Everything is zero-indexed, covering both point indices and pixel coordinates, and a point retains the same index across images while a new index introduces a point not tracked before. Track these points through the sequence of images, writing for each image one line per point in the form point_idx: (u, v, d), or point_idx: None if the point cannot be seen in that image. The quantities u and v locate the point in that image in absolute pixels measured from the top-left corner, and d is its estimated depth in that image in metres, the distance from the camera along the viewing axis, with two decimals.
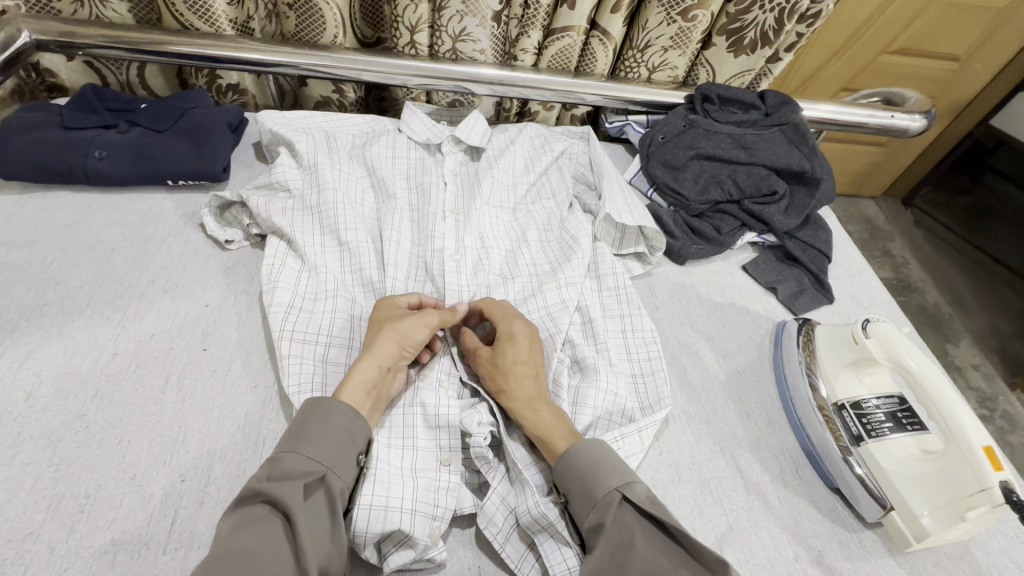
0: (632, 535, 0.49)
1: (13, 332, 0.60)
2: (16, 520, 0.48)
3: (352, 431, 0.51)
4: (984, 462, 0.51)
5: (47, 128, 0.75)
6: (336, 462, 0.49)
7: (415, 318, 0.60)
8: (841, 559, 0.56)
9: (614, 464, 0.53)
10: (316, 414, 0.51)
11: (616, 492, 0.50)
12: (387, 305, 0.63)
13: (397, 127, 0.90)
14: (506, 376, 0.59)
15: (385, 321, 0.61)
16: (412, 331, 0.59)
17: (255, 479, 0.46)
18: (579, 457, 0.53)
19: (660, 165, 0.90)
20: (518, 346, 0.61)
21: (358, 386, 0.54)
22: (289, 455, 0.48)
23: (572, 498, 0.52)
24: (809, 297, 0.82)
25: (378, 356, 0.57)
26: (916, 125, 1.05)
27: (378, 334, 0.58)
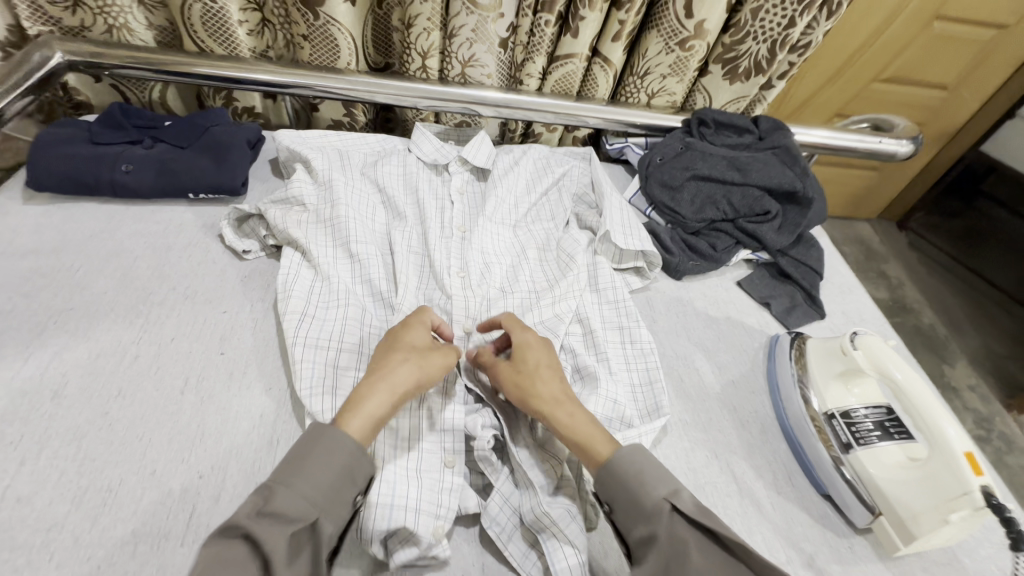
0: (685, 546, 0.50)
1: (41, 334, 0.63)
2: (43, 511, 0.50)
3: (351, 472, 0.51)
4: (966, 468, 0.53)
5: (77, 144, 0.79)
6: (328, 506, 0.48)
7: (438, 353, 0.60)
8: (831, 562, 0.58)
9: (655, 469, 0.55)
10: (319, 448, 0.50)
11: (663, 501, 0.52)
12: (411, 333, 0.62)
13: (407, 147, 0.94)
14: (530, 379, 0.60)
15: (407, 349, 0.60)
16: (433, 364, 0.59)
17: (242, 516, 0.45)
18: (622, 461, 0.54)
19: (658, 185, 0.94)
20: (537, 351, 0.63)
21: (369, 419, 0.54)
22: (283, 491, 0.47)
23: (617, 507, 0.54)
24: (801, 312, 0.85)
25: (394, 389, 0.56)
26: (903, 150, 1.10)
27: (399, 365, 0.58)
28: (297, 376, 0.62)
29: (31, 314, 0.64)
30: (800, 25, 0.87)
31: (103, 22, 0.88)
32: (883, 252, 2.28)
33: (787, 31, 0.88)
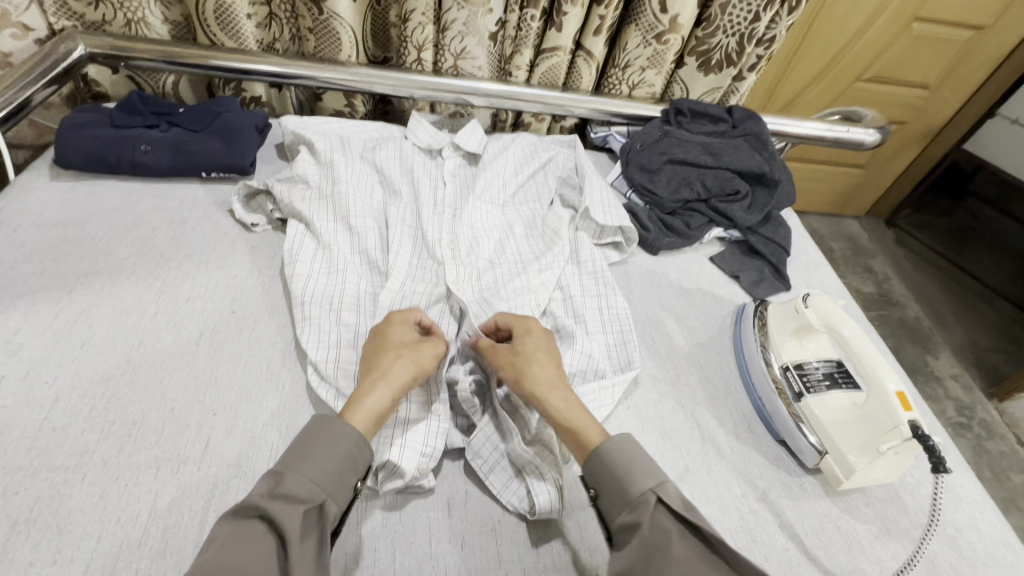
0: (667, 535, 0.51)
1: (69, 292, 0.70)
2: (75, 438, 0.56)
3: (355, 458, 0.52)
4: (896, 404, 0.59)
5: (99, 126, 0.86)
6: (334, 489, 0.50)
7: (429, 349, 0.63)
8: (783, 497, 0.64)
9: (644, 460, 0.56)
10: (325, 434, 0.52)
11: (650, 493, 0.53)
12: (399, 330, 0.64)
13: (403, 134, 1.00)
14: (532, 365, 0.63)
15: (399, 346, 0.62)
16: (426, 362, 0.62)
17: (257, 496, 0.47)
18: (615, 440, 0.56)
19: (638, 169, 1.01)
20: (535, 338, 0.66)
21: (369, 413, 0.56)
22: (293, 474, 0.49)
23: (603, 494, 0.55)
24: (767, 284, 0.92)
25: (394, 385, 0.58)
26: (870, 139, 1.17)
27: (396, 362, 0.60)
28: (302, 331, 0.68)
29: (59, 275, 0.71)
30: (765, 20, 0.94)
31: (123, 16, 0.95)
32: (872, 247, 2.25)
33: (753, 24, 0.95)
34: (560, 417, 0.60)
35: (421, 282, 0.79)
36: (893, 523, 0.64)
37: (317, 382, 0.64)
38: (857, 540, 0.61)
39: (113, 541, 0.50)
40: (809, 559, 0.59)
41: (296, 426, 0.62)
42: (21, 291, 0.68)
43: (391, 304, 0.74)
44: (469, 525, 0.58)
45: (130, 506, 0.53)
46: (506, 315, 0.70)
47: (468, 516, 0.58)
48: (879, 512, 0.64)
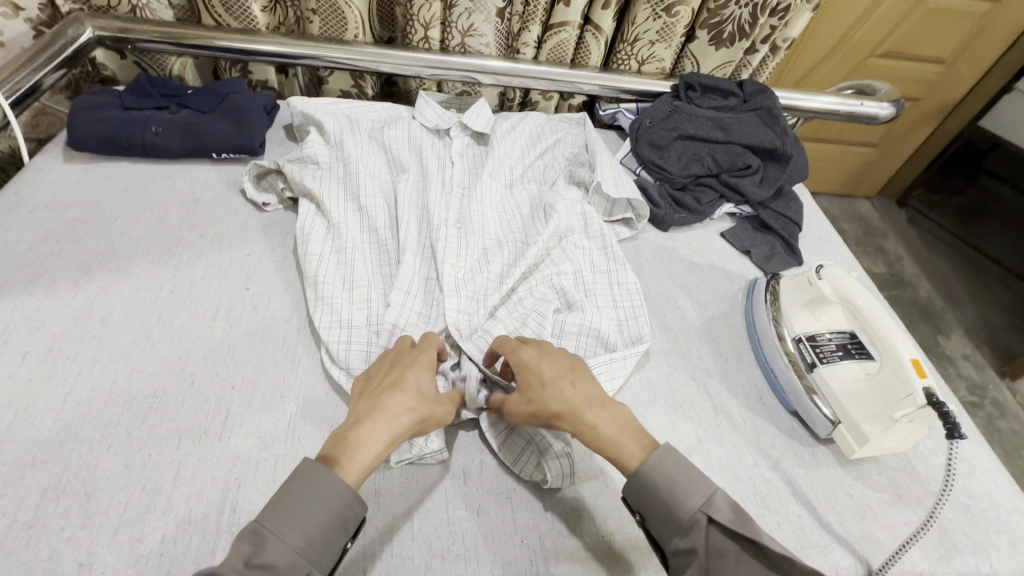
0: (723, 555, 0.48)
1: (87, 271, 0.71)
2: (99, 411, 0.58)
3: (345, 521, 0.47)
4: (910, 371, 0.59)
5: (109, 109, 0.86)
6: (319, 555, 0.46)
7: (445, 407, 0.57)
8: (796, 466, 0.65)
9: (688, 479, 0.51)
10: (314, 493, 0.47)
11: (699, 513, 0.50)
12: (423, 374, 0.57)
13: (411, 113, 0.99)
14: (548, 399, 0.57)
15: (418, 394, 0.55)
16: (439, 417, 0.56)
17: (231, 569, 0.42)
18: (657, 479, 0.51)
19: (647, 145, 0.99)
20: (535, 369, 0.59)
21: (366, 467, 0.50)
22: (275, 539, 0.44)
23: (650, 518, 0.52)
24: (779, 259, 0.92)
25: (396, 440, 0.52)
26: (885, 112, 1.15)
27: (408, 406, 0.54)
28: (316, 309, 0.69)
29: (77, 255, 0.72)
30: None
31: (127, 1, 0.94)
32: (882, 227, 2.22)
33: None
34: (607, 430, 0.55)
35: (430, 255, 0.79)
36: (906, 491, 0.64)
37: (330, 362, 0.65)
38: (870, 507, 0.62)
39: (140, 508, 0.52)
40: (822, 526, 0.60)
41: (314, 398, 0.63)
42: (40, 269, 0.69)
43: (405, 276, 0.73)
44: (485, 494, 0.59)
45: (155, 474, 0.54)
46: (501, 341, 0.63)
47: (484, 485, 0.59)
48: (892, 481, 0.65)
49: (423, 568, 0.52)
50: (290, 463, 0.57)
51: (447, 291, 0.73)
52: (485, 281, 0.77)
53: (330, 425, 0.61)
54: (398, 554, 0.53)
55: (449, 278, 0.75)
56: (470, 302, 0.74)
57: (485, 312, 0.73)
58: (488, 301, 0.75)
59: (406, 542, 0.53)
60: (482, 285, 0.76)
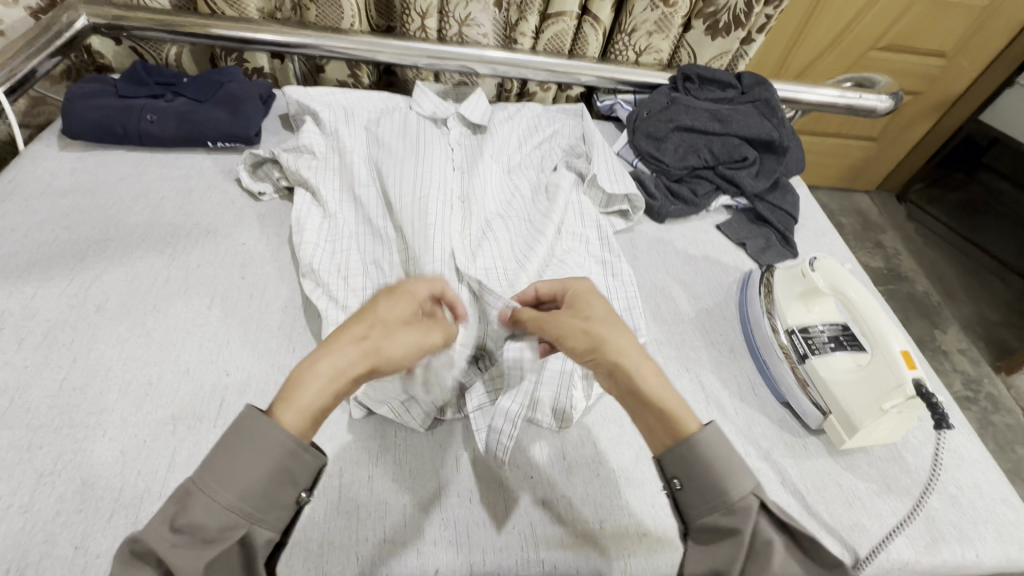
0: (768, 543, 0.46)
1: (82, 259, 0.71)
2: (94, 397, 0.58)
3: (290, 471, 0.44)
4: (901, 362, 0.60)
5: (104, 96, 0.85)
6: (257, 510, 0.43)
7: (408, 331, 0.52)
8: (786, 456, 0.66)
9: (733, 457, 0.49)
10: (244, 440, 0.44)
11: (751, 498, 0.48)
12: (384, 305, 0.53)
13: (407, 104, 0.98)
14: (610, 328, 0.55)
15: (376, 324, 0.51)
16: (399, 347, 0.51)
17: (155, 532, 0.40)
18: (708, 449, 0.48)
19: (644, 137, 0.99)
20: (599, 301, 0.59)
21: (306, 409, 0.46)
22: (204, 499, 0.41)
23: (691, 489, 0.49)
24: (774, 251, 0.92)
25: (343, 372, 0.48)
26: (883, 105, 1.14)
27: (357, 345, 0.49)
28: (311, 298, 0.69)
29: (72, 243, 0.72)
30: None
31: None
32: (880, 222, 2.21)
33: None
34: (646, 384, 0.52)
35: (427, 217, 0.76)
36: (895, 481, 0.65)
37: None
38: (858, 497, 0.63)
39: (135, 493, 0.52)
40: (810, 514, 0.60)
41: None
42: (35, 257, 0.70)
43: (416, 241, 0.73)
44: (477, 481, 0.59)
45: (149, 460, 0.55)
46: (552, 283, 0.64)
47: (477, 473, 0.60)
48: (881, 471, 0.65)
49: (415, 553, 0.53)
50: None
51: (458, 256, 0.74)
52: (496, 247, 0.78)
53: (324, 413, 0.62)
54: (391, 539, 0.53)
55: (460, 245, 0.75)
56: (485, 268, 0.75)
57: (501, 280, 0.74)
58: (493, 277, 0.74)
59: (399, 528, 0.54)
60: (493, 252, 0.77)
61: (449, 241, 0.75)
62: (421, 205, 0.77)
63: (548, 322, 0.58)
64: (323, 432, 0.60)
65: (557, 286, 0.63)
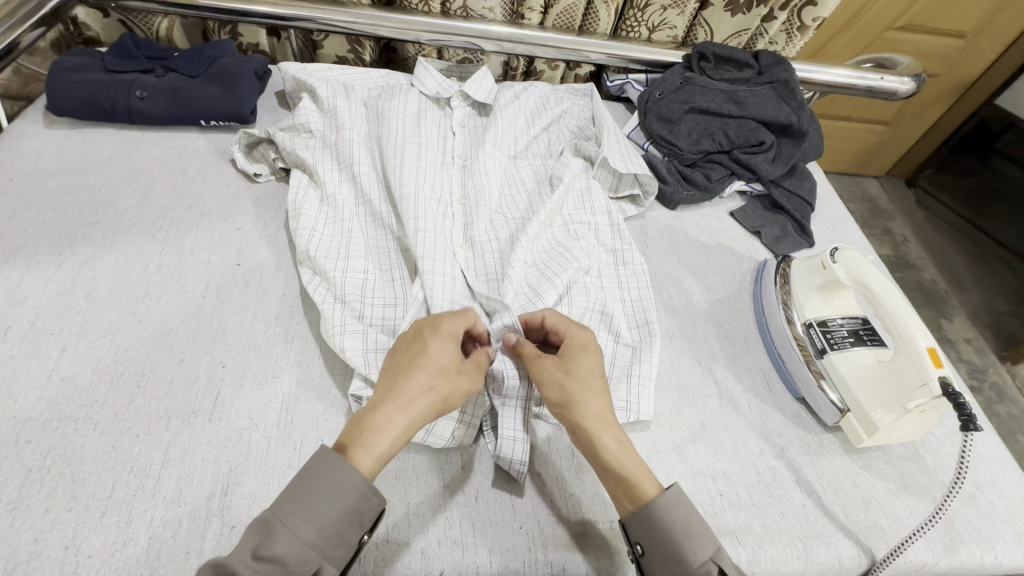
0: None
1: (71, 243, 0.68)
2: (84, 389, 0.56)
3: (361, 513, 0.45)
4: (926, 360, 0.57)
5: (91, 71, 0.81)
6: (331, 548, 0.44)
7: (466, 375, 0.53)
8: (801, 454, 0.63)
9: (696, 522, 0.49)
10: (329, 478, 0.45)
11: (710, 563, 0.47)
12: (443, 348, 0.53)
13: (409, 82, 0.93)
14: (586, 389, 0.54)
15: (436, 370, 0.51)
16: (461, 391, 0.52)
17: (237, 559, 0.40)
18: (666, 514, 0.48)
19: (656, 119, 0.95)
20: (592, 355, 0.57)
21: (379, 456, 0.47)
22: (285, 530, 0.42)
23: (652, 553, 0.48)
24: (790, 240, 0.89)
25: (410, 427, 0.49)
26: (905, 88, 1.10)
27: (423, 392, 0.50)
28: (309, 287, 0.66)
29: (60, 226, 0.69)
30: None
31: None
32: (890, 209, 2.17)
33: None
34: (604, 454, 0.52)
35: (431, 219, 0.73)
36: (913, 481, 0.63)
37: (335, 330, 0.60)
38: (875, 496, 0.61)
39: (127, 490, 0.50)
40: (826, 515, 0.59)
41: (308, 379, 0.61)
42: (21, 241, 0.67)
43: (414, 242, 0.69)
44: (484, 479, 0.57)
45: (143, 455, 0.52)
46: (558, 316, 0.61)
47: (483, 470, 0.58)
48: (899, 470, 0.63)
49: (420, 553, 0.51)
50: (282, 446, 0.56)
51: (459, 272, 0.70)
52: (499, 253, 0.74)
53: (324, 406, 0.59)
54: (395, 539, 0.51)
55: (462, 258, 0.72)
56: (488, 276, 0.71)
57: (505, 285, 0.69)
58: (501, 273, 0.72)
59: (403, 527, 0.52)
60: (496, 260, 0.73)
61: (451, 252, 0.71)
62: (422, 208, 0.73)
63: (535, 360, 0.57)
64: (324, 427, 0.58)
65: (561, 322, 0.61)
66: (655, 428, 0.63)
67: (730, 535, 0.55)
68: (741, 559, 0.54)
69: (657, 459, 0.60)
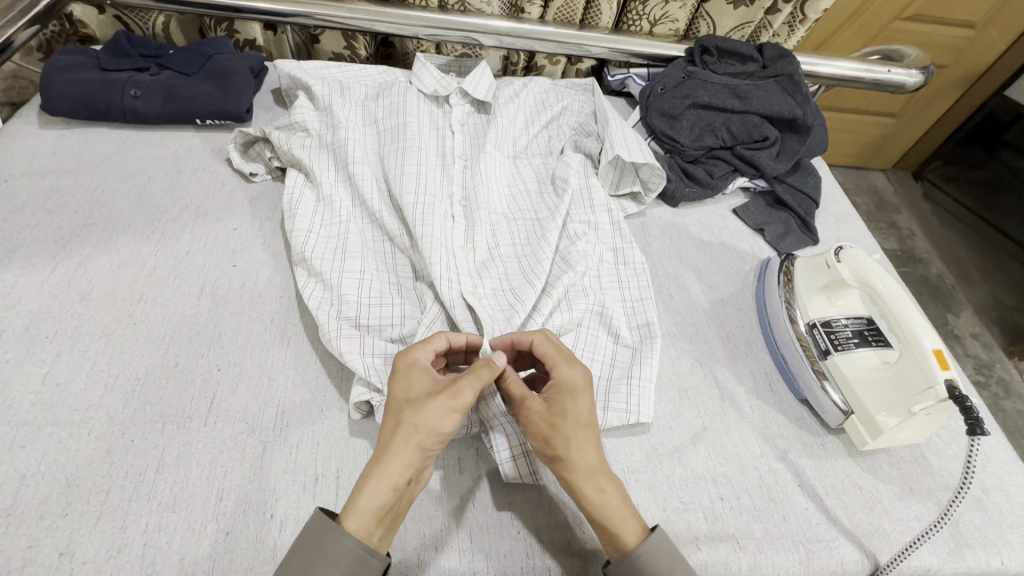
0: None
1: (66, 245, 0.67)
2: (79, 393, 0.55)
3: (360, 572, 0.44)
4: (933, 363, 0.56)
5: (85, 70, 0.81)
6: None
7: (439, 403, 0.49)
8: (803, 457, 0.63)
9: (676, 563, 0.48)
10: (323, 546, 0.44)
11: None
12: (408, 377, 0.51)
13: (408, 79, 0.91)
14: (577, 440, 0.51)
15: (402, 406, 0.49)
16: (438, 423, 0.48)
17: None
18: (650, 563, 0.47)
19: (657, 114, 0.93)
20: (583, 399, 0.52)
21: (367, 513, 0.46)
22: None
23: None
24: (794, 238, 0.87)
25: (390, 472, 0.47)
26: (913, 80, 1.07)
27: (397, 435, 0.48)
28: (305, 288, 0.65)
29: (54, 228, 0.69)
30: None
31: None
32: (896, 202, 2.14)
33: None
34: (591, 511, 0.50)
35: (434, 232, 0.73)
36: (918, 484, 0.62)
37: (332, 335, 0.59)
38: (879, 500, 0.60)
39: (122, 496, 0.50)
40: (829, 519, 0.58)
41: (305, 381, 0.61)
42: (16, 243, 0.66)
43: (425, 245, 0.67)
44: (483, 484, 0.57)
45: (137, 460, 0.52)
46: (547, 343, 0.55)
47: (481, 475, 0.57)
48: (903, 473, 0.62)
49: (417, 560, 0.50)
50: (278, 451, 0.55)
51: (468, 274, 0.69)
52: (503, 260, 0.73)
53: (321, 410, 0.59)
54: (394, 546, 0.51)
55: (464, 259, 0.70)
56: (500, 276, 0.70)
57: (516, 286, 0.69)
58: (501, 280, 0.71)
59: (399, 533, 0.52)
60: (496, 268, 0.72)
61: (455, 255, 0.69)
62: (425, 209, 0.71)
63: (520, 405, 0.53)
64: (320, 432, 0.57)
65: (550, 352, 0.55)
66: (655, 431, 0.63)
67: (730, 539, 0.55)
68: (742, 564, 0.53)
69: (658, 462, 0.60)
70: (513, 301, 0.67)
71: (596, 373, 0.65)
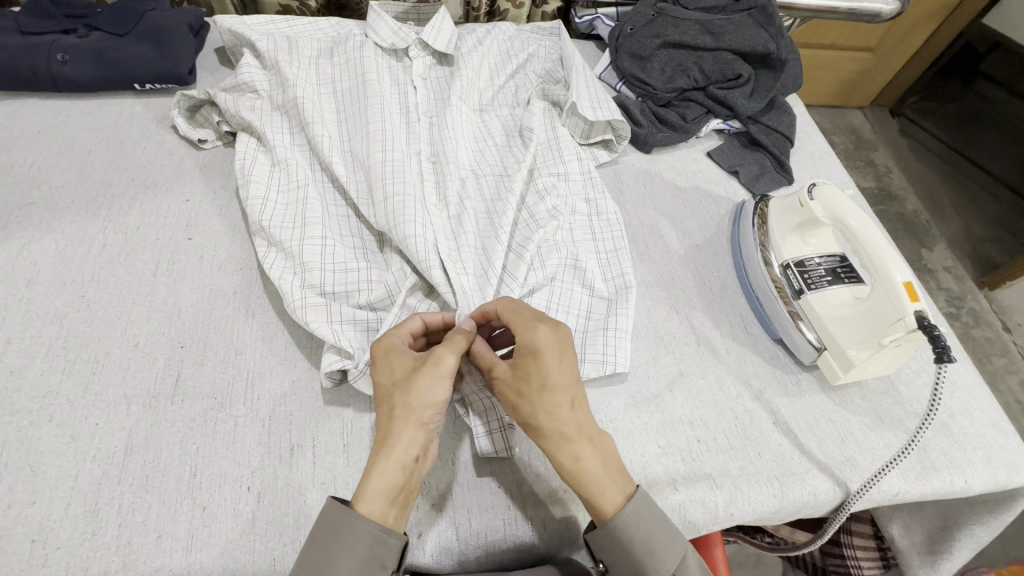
0: None
1: (5, 227, 0.63)
2: (35, 381, 0.53)
3: (382, 554, 0.44)
4: (903, 295, 0.56)
5: (5, 34, 0.74)
6: None
7: (426, 376, 0.48)
8: (778, 395, 0.63)
9: (653, 529, 0.47)
10: (337, 536, 0.43)
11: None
12: (391, 359, 0.50)
13: (363, 31, 0.85)
14: (535, 407, 0.49)
15: (391, 388, 0.49)
16: (431, 394, 0.48)
17: None
18: (621, 530, 0.47)
19: (627, 57, 0.89)
20: (543, 363, 0.49)
21: (380, 494, 0.45)
22: None
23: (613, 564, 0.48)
24: (768, 178, 0.86)
25: (396, 452, 0.46)
26: (888, 8, 1.04)
27: (393, 418, 0.47)
28: (266, 257, 0.63)
29: None
30: None
31: None
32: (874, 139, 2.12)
33: None
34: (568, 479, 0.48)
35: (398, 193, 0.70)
36: (888, 414, 0.63)
37: (297, 305, 0.57)
38: (851, 432, 0.61)
39: (91, 480, 0.49)
40: (802, 453, 0.59)
41: (273, 353, 0.59)
42: None
43: (389, 207, 0.64)
44: (462, 444, 0.57)
45: (104, 444, 0.51)
46: (512, 308, 0.53)
47: (460, 434, 0.57)
48: (874, 405, 0.64)
49: None
50: (251, 424, 0.54)
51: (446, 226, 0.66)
52: (475, 215, 0.70)
53: (292, 381, 0.58)
54: None
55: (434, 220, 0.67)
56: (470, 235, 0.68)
57: (486, 245, 0.67)
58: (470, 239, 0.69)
59: None
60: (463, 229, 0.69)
61: (426, 215, 0.67)
62: (393, 168, 0.68)
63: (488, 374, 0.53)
64: (293, 403, 0.56)
65: (513, 317, 0.52)
66: (632, 379, 0.63)
67: (707, 479, 0.56)
68: (718, 501, 0.55)
69: (635, 410, 0.60)
70: (487, 263, 0.65)
71: (571, 327, 0.64)
